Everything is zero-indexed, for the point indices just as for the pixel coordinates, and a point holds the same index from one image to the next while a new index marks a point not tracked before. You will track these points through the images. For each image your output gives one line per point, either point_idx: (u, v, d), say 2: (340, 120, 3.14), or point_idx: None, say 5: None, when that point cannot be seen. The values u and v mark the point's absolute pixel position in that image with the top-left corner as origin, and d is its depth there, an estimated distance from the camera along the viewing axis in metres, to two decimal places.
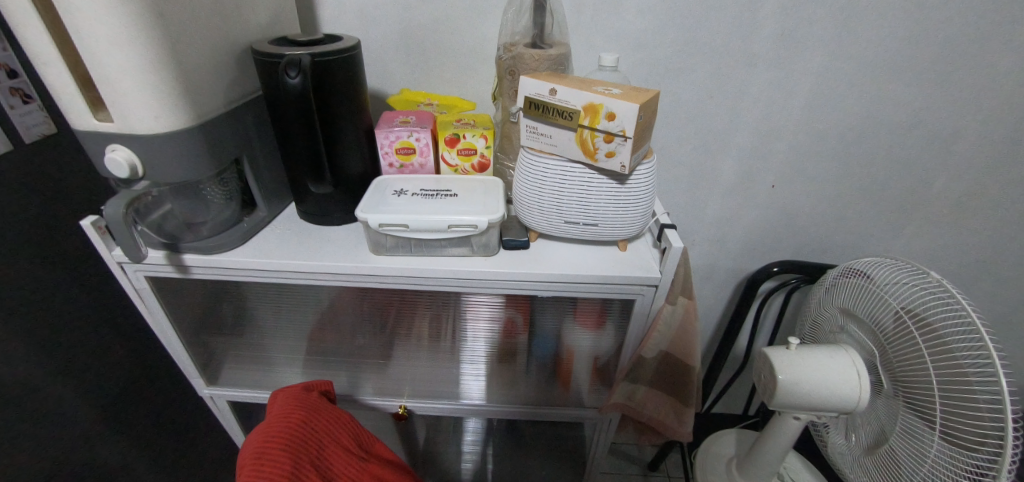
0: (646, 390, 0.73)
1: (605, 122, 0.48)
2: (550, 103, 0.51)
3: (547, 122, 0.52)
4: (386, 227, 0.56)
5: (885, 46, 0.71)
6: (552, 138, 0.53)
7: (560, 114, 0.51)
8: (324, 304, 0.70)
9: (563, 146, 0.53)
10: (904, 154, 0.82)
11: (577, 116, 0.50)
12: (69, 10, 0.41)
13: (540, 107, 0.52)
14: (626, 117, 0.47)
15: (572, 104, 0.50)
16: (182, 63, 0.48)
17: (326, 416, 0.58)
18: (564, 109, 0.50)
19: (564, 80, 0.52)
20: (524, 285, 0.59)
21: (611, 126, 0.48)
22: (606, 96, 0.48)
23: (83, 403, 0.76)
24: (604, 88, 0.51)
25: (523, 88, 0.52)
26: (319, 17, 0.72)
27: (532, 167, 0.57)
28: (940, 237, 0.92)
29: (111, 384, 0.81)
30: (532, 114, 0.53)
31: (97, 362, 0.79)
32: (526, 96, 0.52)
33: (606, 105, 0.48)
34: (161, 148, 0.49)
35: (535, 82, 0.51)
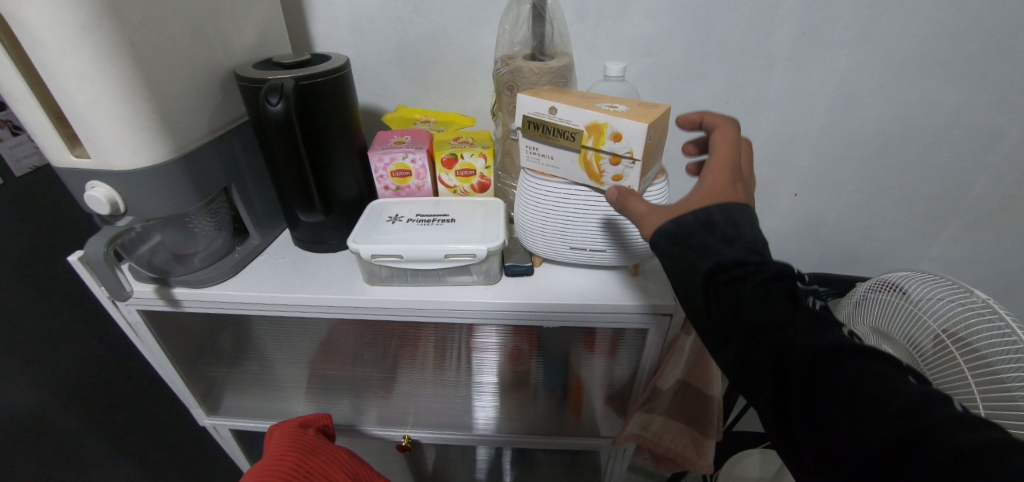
0: (662, 420, 0.68)
1: (611, 143, 0.44)
2: (549, 123, 0.47)
3: (547, 142, 0.49)
4: (380, 258, 0.53)
5: (918, 40, 0.65)
6: (553, 159, 0.49)
7: (560, 135, 0.47)
8: (322, 335, 0.67)
9: (567, 169, 0.49)
10: (941, 158, 0.75)
11: (580, 136, 0.46)
12: (32, 44, 0.38)
13: (539, 127, 0.48)
14: (633, 138, 0.43)
15: (574, 123, 0.45)
16: (158, 93, 0.45)
17: (321, 458, 0.55)
18: (565, 129, 0.46)
19: (564, 96, 0.48)
20: (528, 316, 0.55)
21: (618, 147, 0.44)
22: (610, 114, 0.44)
23: (80, 425, 0.80)
24: (609, 104, 0.47)
25: (518, 105, 0.48)
26: (312, 34, 0.70)
27: (532, 189, 0.53)
28: (981, 245, 0.85)
29: (109, 408, 0.84)
30: (532, 134, 0.49)
31: (94, 386, 0.82)
32: (524, 114, 0.48)
33: (611, 124, 0.44)
34: (142, 183, 0.46)
35: (530, 99, 0.47)
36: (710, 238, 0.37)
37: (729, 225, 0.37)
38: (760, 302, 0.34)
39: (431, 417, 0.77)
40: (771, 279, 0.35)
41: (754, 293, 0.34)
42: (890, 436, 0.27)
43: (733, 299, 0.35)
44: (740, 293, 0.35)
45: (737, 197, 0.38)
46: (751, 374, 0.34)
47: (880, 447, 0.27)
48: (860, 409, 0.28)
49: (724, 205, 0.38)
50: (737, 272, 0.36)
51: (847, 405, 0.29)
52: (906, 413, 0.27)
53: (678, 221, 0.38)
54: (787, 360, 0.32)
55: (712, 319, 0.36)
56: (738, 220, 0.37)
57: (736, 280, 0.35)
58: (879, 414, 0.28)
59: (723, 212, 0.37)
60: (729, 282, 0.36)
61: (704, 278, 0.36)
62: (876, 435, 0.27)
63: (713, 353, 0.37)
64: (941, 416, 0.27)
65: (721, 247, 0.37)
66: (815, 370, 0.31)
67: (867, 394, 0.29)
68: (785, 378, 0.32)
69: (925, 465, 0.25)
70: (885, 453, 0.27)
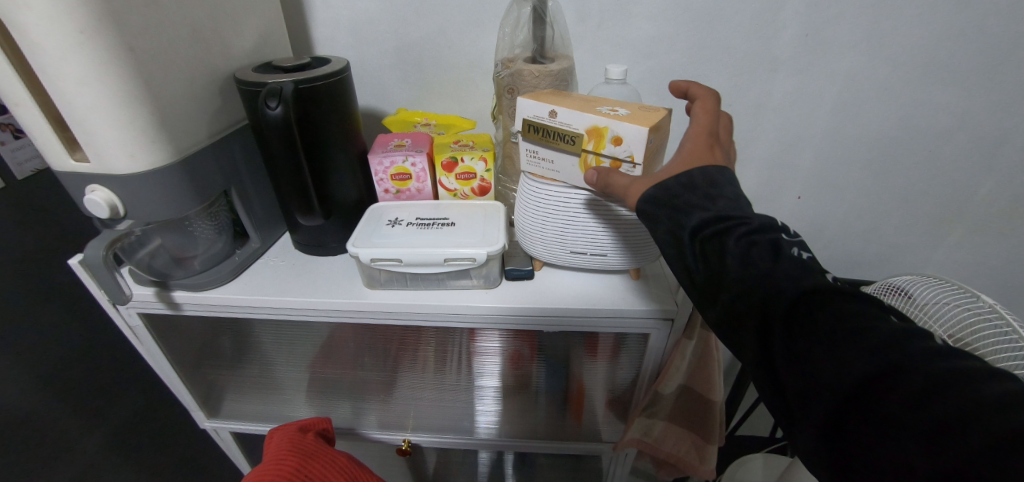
0: (664, 426, 0.67)
1: (612, 146, 0.44)
2: (549, 127, 0.47)
3: (547, 146, 0.48)
4: (379, 262, 0.53)
5: (923, 42, 0.64)
6: (553, 162, 0.49)
7: (560, 138, 0.47)
8: (322, 339, 0.66)
9: (567, 173, 0.49)
10: (948, 160, 0.74)
11: (580, 140, 0.45)
12: (32, 50, 0.38)
13: (539, 130, 0.47)
14: (634, 142, 0.42)
15: (575, 127, 0.45)
16: (157, 97, 0.45)
17: (320, 461, 0.54)
18: (565, 133, 0.46)
19: (564, 100, 0.48)
20: (529, 320, 0.55)
21: (619, 151, 0.44)
22: (610, 118, 0.43)
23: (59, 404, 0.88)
24: (609, 108, 0.47)
25: (518, 108, 0.48)
26: (313, 37, 0.70)
27: (532, 193, 0.53)
28: (989, 249, 0.83)
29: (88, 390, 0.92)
30: (532, 137, 0.48)
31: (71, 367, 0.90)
32: (524, 118, 0.48)
33: (612, 128, 0.43)
34: (142, 187, 0.46)
35: (530, 102, 0.47)
36: (694, 195, 0.37)
37: (707, 185, 0.37)
38: (744, 252, 0.34)
39: (431, 421, 0.76)
40: (755, 229, 0.35)
41: (738, 246, 0.34)
42: (867, 370, 0.27)
43: (719, 252, 0.35)
44: (725, 245, 0.35)
45: (714, 161, 0.39)
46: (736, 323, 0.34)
47: (857, 380, 0.28)
48: (840, 346, 0.29)
49: (703, 169, 0.38)
50: (722, 225, 0.35)
51: (827, 344, 0.29)
52: (883, 348, 0.28)
53: (660, 186, 0.39)
54: (770, 307, 0.32)
55: (700, 273, 0.36)
56: (718, 178, 0.38)
57: (721, 235, 0.35)
58: (858, 351, 0.28)
59: (703, 176, 0.38)
60: (712, 239, 0.35)
61: (691, 236, 0.36)
62: (853, 367, 0.28)
63: (700, 304, 0.38)
64: (916, 349, 0.27)
65: (705, 205, 0.37)
66: (797, 313, 0.31)
67: (846, 331, 0.29)
68: (769, 324, 0.32)
69: (899, 394, 0.26)
70: (862, 387, 0.28)
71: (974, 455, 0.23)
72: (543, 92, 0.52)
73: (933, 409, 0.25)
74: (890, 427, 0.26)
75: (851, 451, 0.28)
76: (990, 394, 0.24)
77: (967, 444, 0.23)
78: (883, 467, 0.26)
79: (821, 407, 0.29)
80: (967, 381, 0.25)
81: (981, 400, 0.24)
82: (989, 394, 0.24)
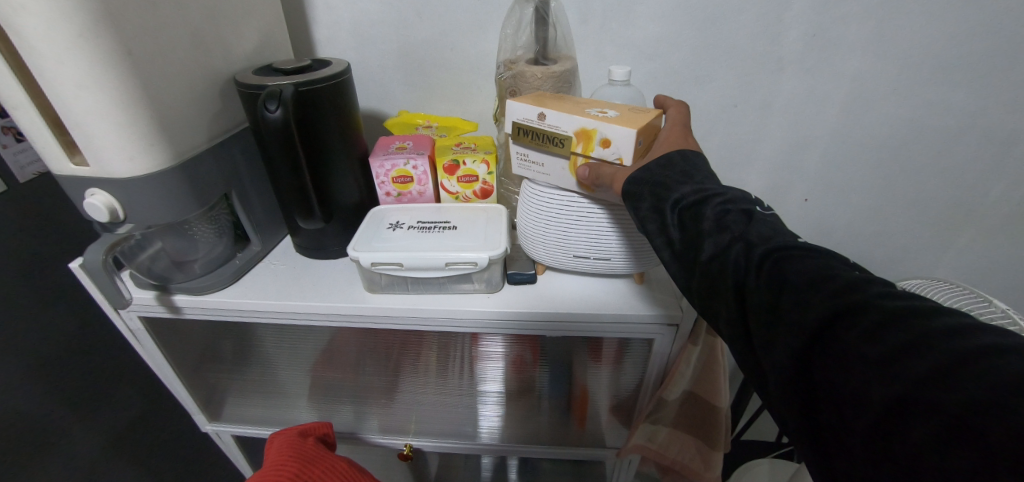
0: (668, 432, 0.66)
1: (600, 149, 0.43)
2: (537, 129, 0.46)
3: (536, 149, 0.48)
4: (380, 266, 0.52)
5: (933, 42, 0.63)
6: (544, 165, 0.48)
7: (548, 141, 0.46)
8: (324, 343, 0.66)
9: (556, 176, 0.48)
10: (959, 162, 0.73)
11: (569, 142, 0.45)
12: (30, 53, 0.38)
13: (528, 133, 0.47)
14: (622, 144, 0.42)
15: (564, 129, 0.45)
16: (157, 100, 0.45)
17: (321, 466, 0.54)
18: (555, 135, 0.45)
19: (553, 102, 0.48)
20: (531, 325, 0.54)
21: (608, 153, 0.43)
22: (599, 120, 0.43)
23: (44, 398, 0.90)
24: (599, 110, 0.46)
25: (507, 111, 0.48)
26: (314, 39, 0.69)
27: (530, 196, 0.53)
28: (1000, 252, 0.82)
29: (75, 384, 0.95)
30: (521, 140, 0.48)
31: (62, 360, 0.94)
32: (514, 121, 0.47)
33: (600, 131, 0.43)
34: (140, 190, 0.46)
35: (519, 104, 0.47)
36: (672, 170, 0.39)
37: (691, 171, 0.39)
38: (719, 217, 0.34)
39: (432, 425, 0.76)
40: (731, 198, 0.35)
41: (715, 211, 0.35)
42: (829, 310, 0.27)
43: (696, 218, 0.35)
44: (701, 211, 0.35)
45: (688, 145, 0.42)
46: (711, 287, 0.34)
47: (820, 321, 0.27)
48: (805, 293, 0.28)
49: (682, 152, 0.40)
50: (698, 193, 0.36)
51: (792, 292, 0.29)
52: (845, 291, 0.27)
53: (643, 168, 0.40)
54: (744, 266, 0.32)
55: (679, 240, 0.36)
56: (694, 161, 0.39)
57: (700, 203, 0.36)
58: (819, 295, 0.28)
59: (682, 157, 0.40)
60: (690, 206, 0.36)
61: (673, 204, 0.37)
62: (814, 310, 0.27)
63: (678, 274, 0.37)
64: (877, 291, 0.27)
65: (684, 181, 0.38)
66: (768, 268, 0.31)
67: (811, 279, 0.29)
68: (742, 283, 0.32)
69: (858, 330, 0.26)
70: (824, 329, 0.27)
71: (927, 377, 0.23)
72: (533, 94, 0.52)
73: (889, 339, 0.24)
74: (849, 362, 0.25)
75: (818, 396, 0.27)
76: (942, 327, 0.24)
77: (919, 367, 0.23)
78: (846, 402, 0.25)
79: (786, 352, 0.28)
80: (921, 315, 0.25)
81: (935, 332, 0.24)
82: (941, 326, 0.24)
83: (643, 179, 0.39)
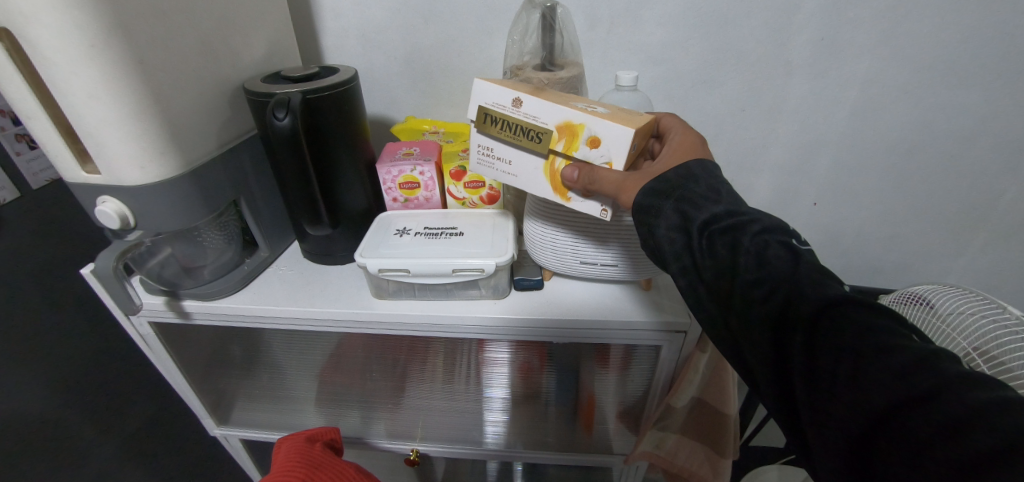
0: (676, 439, 0.65)
1: (586, 148, 0.42)
2: (514, 120, 0.44)
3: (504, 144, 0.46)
4: (387, 273, 0.52)
5: (944, 45, 0.62)
6: (512, 163, 0.47)
7: (523, 135, 0.44)
8: (331, 348, 0.66)
9: (522, 176, 0.47)
10: (971, 165, 0.72)
11: (551, 137, 0.43)
12: (43, 64, 0.39)
13: (500, 123, 0.45)
14: (613, 144, 0.41)
15: (544, 122, 0.43)
16: (167, 110, 0.45)
17: (328, 472, 0.54)
18: (534, 128, 0.44)
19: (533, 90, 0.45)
20: (538, 332, 0.54)
21: (595, 153, 0.42)
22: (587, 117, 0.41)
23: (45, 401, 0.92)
24: (586, 104, 0.44)
25: (483, 92, 0.45)
26: (322, 46, 0.70)
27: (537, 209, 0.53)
28: (1015, 256, 0.80)
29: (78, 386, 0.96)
30: (489, 129, 0.46)
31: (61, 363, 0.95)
32: (482, 106, 0.45)
33: (588, 128, 0.41)
34: (151, 198, 0.46)
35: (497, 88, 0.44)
36: (695, 188, 0.38)
37: (714, 192, 0.38)
38: (757, 251, 0.34)
39: (440, 430, 0.76)
40: (767, 230, 0.35)
41: (753, 243, 0.34)
42: (896, 392, 0.25)
43: (732, 249, 0.35)
44: (739, 244, 0.34)
45: (703, 154, 0.42)
46: (745, 322, 0.33)
47: (885, 403, 0.25)
48: (862, 355, 0.27)
49: (701, 163, 0.40)
50: (732, 224, 0.35)
51: (851, 359, 0.27)
52: (914, 369, 0.25)
53: (661, 178, 0.40)
54: (792, 315, 0.31)
55: (709, 269, 0.35)
56: (713, 172, 0.40)
57: (736, 230, 0.35)
58: (884, 370, 0.26)
59: (702, 168, 0.40)
60: (724, 233, 0.35)
61: (700, 227, 0.36)
62: (879, 390, 0.26)
63: (706, 306, 0.36)
64: (955, 374, 0.25)
65: (713, 199, 0.38)
66: (816, 319, 0.30)
67: (875, 347, 0.27)
68: (786, 332, 0.31)
69: (932, 421, 0.24)
70: (890, 411, 0.25)
71: None
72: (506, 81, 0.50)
73: (973, 439, 0.22)
74: (920, 455, 0.23)
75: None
76: None
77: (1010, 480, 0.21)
78: None
79: (844, 427, 0.27)
80: (1001, 405, 0.23)
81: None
82: None
83: (664, 194, 0.39)
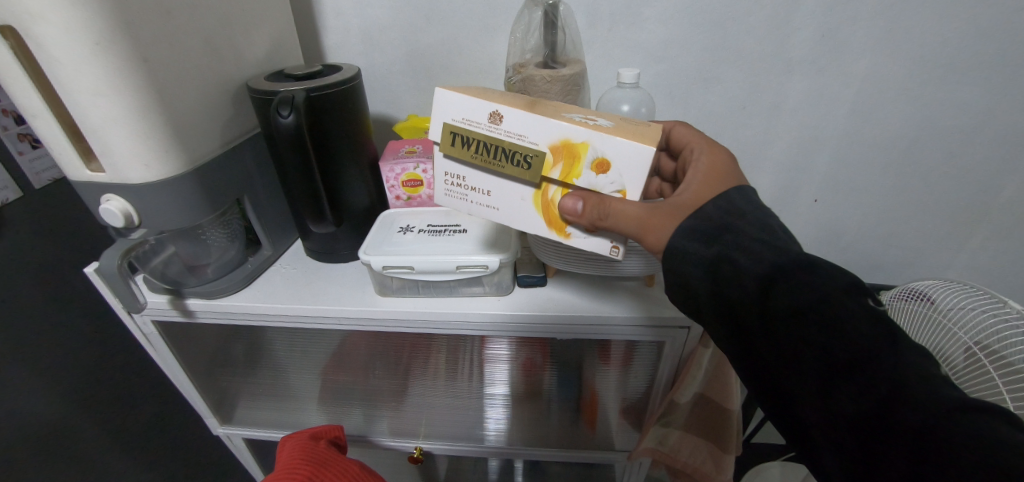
0: (679, 435, 0.66)
1: (592, 173, 0.38)
2: (499, 141, 0.38)
3: (486, 170, 0.40)
4: (391, 270, 0.52)
5: (944, 42, 0.63)
6: (496, 192, 0.41)
7: (511, 158, 0.39)
8: (335, 346, 0.66)
9: (508, 207, 0.41)
10: (970, 161, 0.72)
11: (546, 161, 0.38)
12: (48, 61, 0.39)
13: (479, 144, 0.39)
14: (620, 162, 0.37)
15: (535, 142, 0.38)
16: (171, 108, 0.46)
17: (333, 469, 0.54)
18: (525, 152, 0.38)
19: (515, 102, 0.40)
20: (541, 327, 0.54)
21: (604, 179, 0.38)
22: (586, 133, 0.37)
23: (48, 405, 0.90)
24: (582, 117, 0.40)
25: (459, 105, 0.39)
26: (324, 45, 0.70)
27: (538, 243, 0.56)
28: (1013, 252, 0.81)
29: (86, 389, 0.96)
30: (464, 153, 0.40)
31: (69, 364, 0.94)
32: (454, 124, 0.39)
33: (590, 147, 0.37)
34: (154, 196, 0.46)
35: (478, 101, 0.38)
36: (746, 230, 0.35)
37: (764, 231, 0.35)
38: (834, 318, 0.30)
39: (443, 428, 0.76)
40: (844, 291, 0.31)
41: (831, 310, 0.30)
42: None
43: (803, 313, 0.31)
44: (810, 309, 0.31)
45: (732, 176, 0.40)
46: (824, 407, 0.30)
47: None
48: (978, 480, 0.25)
49: (738, 190, 0.38)
50: (800, 281, 0.32)
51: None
52: None
53: (702, 218, 0.37)
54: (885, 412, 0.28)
55: (778, 339, 0.32)
56: (753, 198, 0.38)
57: (807, 288, 0.31)
58: None
59: (739, 194, 0.38)
60: (791, 294, 0.32)
61: (760, 286, 0.33)
62: None
63: (771, 377, 0.34)
64: None
65: (764, 244, 0.34)
66: (917, 421, 0.27)
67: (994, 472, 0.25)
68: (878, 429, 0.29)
69: None
70: None
71: None
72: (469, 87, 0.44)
73: None
74: None
75: None
76: None
77: None
78: None
79: None
80: None
81: None
82: None
83: (715, 244, 0.35)
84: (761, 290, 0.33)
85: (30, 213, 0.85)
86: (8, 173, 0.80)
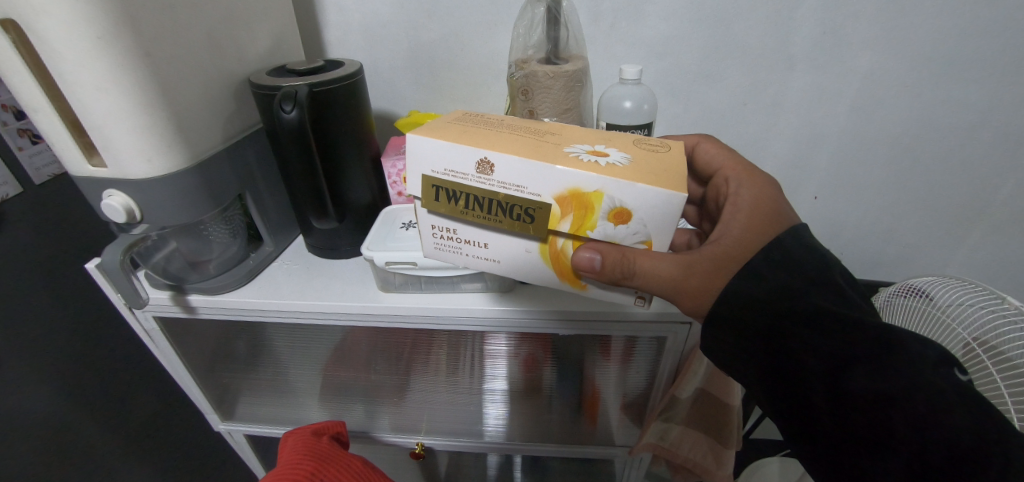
0: (680, 430, 0.66)
1: (608, 222, 0.36)
2: (494, 193, 0.37)
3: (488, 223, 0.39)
4: (395, 266, 0.52)
5: (945, 40, 0.63)
6: (501, 241, 0.40)
7: (508, 211, 0.37)
8: (337, 342, 0.66)
9: (512, 259, 0.41)
10: (969, 159, 0.72)
11: (553, 212, 0.36)
12: (51, 55, 0.38)
13: (475, 199, 0.37)
14: (632, 205, 0.35)
15: (539, 195, 0.36)
16: (173, 103, 0.45)
17: (336, 465, 0.54)
18: (529, 205, 0.36)
19: (505, 143, 0.38)
20: (542, 324, 0.54)
21: (624, 230, 0.36)
22: (592, 180, 0.34)
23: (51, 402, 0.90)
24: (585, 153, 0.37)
25: (443, 157, 0.37)
26: (326, 40, 0.70)
27: None
28: (1010, 249, 0.81)
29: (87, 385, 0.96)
30: (458, 209, 0.39)
31: (70, 361, 0.94)
32: (436, 178, 0.38)
33: (596, 192, 0.35)
34: (156, 191, 0.46)
35: (462, 152, 0.36)
36: (802, 288, 0.36)
37: (822, 275, 0.37)
38: (910, 401, 0.30)
39: (444, 424, 0.76)
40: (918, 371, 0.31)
41: (908, 393, 0.31)
42: None
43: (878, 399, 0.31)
44: (892, 398, 0.31)
45: (774, 211, 0.40)
46: None
47: None
48: None
49: (787, 232, 0.39)
50: (873, 364, 0.32)
51: None
52: None
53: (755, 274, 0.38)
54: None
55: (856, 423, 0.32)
56: (805, 239, 0.39)
57: (879, 372, 0.32)
58: None
59: (790, 236, 0.38)
60: (864, 377, 0.32)
61: (828, 369, 0.33)
62: None
63: (850, 457, 0.33)
64: None
65: (820, 312, 0.34)
66: None
67: None
68: None
69: None
70: None
71: None
72: (457, 124, 0.41)
73: None
74: None
75: None
76: None
77: None
78: None
79: None
80: None
81: None
82: None
83: (770, 310, 0.36)
84: (830, 372, 0.33)
85: (30, 209, 0.84)
86: (7, 169, 0.79)
